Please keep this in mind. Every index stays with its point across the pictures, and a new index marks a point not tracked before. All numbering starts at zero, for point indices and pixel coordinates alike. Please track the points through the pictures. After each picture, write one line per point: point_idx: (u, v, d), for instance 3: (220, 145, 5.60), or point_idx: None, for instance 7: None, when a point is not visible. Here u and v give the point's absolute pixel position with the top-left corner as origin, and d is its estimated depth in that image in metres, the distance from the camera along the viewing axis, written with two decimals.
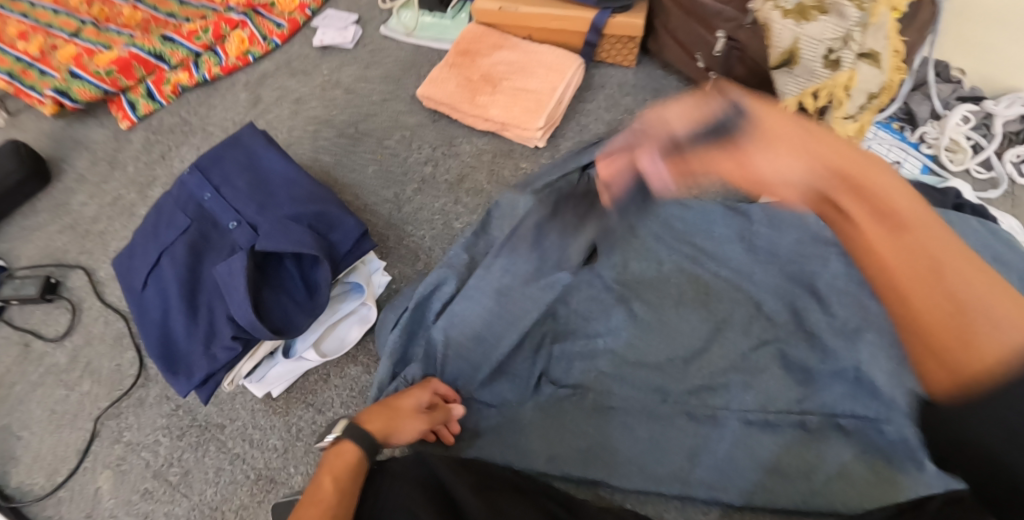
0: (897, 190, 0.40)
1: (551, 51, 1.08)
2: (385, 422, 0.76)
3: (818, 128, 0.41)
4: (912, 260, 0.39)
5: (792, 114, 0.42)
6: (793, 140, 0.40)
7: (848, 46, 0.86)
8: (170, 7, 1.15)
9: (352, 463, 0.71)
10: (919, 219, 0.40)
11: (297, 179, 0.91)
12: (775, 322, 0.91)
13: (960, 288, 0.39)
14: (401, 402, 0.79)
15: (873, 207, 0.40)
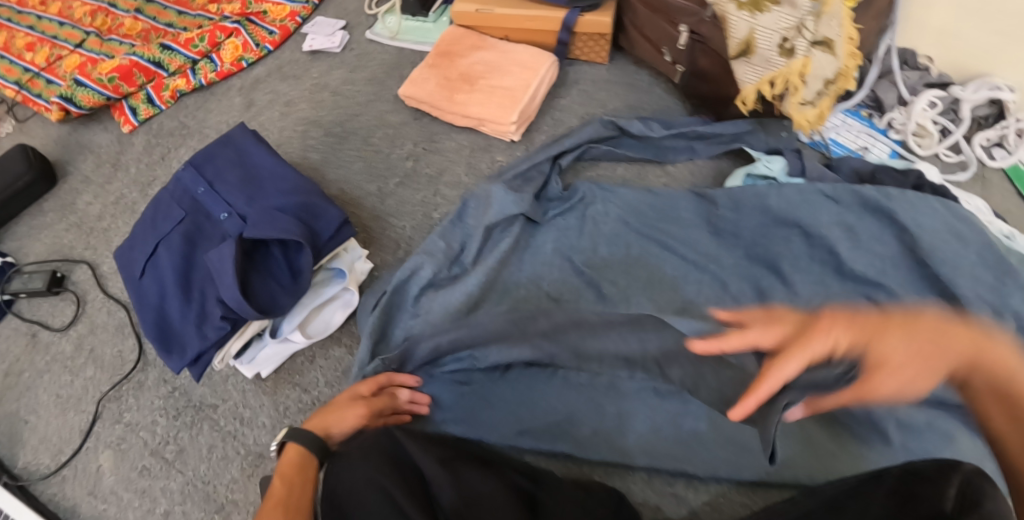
0: (1020, 375, 0.48)
1: (526, 50, 1.13)
2: (323, 417, 0.81)
3: (923, 334, 0.51)
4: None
5: (893, 329, 0.52)
6: (906, 358, 0.51)
7: (801, 35, 0.91)
8: (169, 18, 1.27)
9: (297, 460, 0.77)
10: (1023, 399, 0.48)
11: (283, 171, 0.96)
12: (742, 300, 0.94)
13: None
14: (340, 396, 0.84)
15: (1003, 402, 0.49)
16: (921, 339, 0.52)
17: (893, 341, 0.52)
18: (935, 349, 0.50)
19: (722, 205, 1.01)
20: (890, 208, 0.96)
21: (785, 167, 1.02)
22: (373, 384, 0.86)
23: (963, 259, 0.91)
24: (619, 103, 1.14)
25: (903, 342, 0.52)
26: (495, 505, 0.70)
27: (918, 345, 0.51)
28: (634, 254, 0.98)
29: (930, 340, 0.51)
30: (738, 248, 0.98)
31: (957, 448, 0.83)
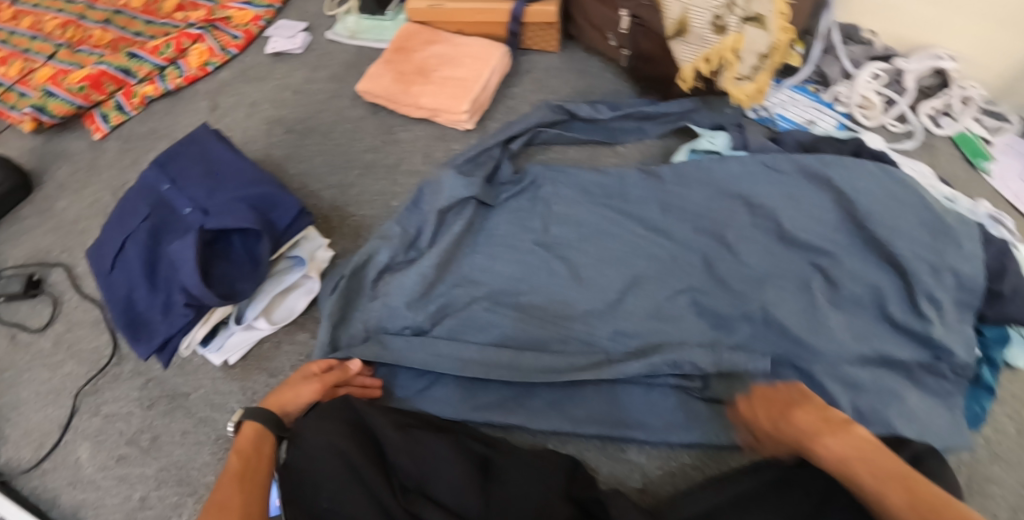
0: (872, 463, 0.62)
1: (477, 42, 1.17)
2: (278, 396, 0.85)
3: (816, 435, 0.68)
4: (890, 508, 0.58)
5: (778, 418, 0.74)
6: (783, 433, 0.72)
7: (732, 12, 0.96)
8: (137, 27, 1.31)
9: (250, 434, 0.80)
10: (885, 480, 0.60)
11: (243, 166, 1.00)
12: (689, 271, 0.97)
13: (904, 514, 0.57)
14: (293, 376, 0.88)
15: (871, 482, 0.61)
16: (793, 417, 0.72)
17: (771, 414, 0.75)
18: (805, 438, 0.69)
19: (668, 180, 1.05)
20: (827, 174, 1.00)
21: (728, 140, 1.06)
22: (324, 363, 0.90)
23: (899, 220, 0.95)
24: (570, 89, 1.18)
25: (784, 419, 0.73)
26: (448, 470, 0.76)
27: (788, 424, 0.72)
28: (585, 230, 1.02)
29: (793, 420, 0.72)
30: (686, 221, 1.01)
31: (902, 401, 0.87)
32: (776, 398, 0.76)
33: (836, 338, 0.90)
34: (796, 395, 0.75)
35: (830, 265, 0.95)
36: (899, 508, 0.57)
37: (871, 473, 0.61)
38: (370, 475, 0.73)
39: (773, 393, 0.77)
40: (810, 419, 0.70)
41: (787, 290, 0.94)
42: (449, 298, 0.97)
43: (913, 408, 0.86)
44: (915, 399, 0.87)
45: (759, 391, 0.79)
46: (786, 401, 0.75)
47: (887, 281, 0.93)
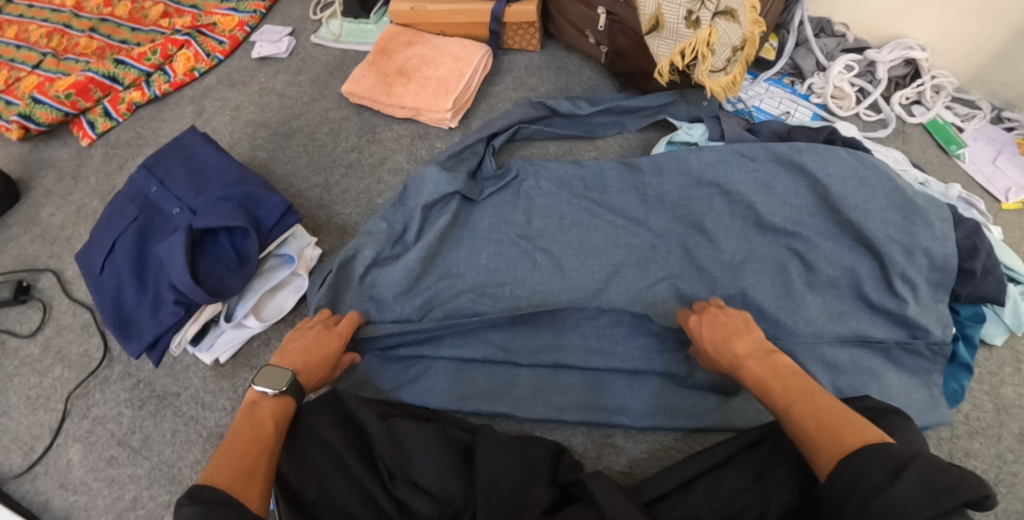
0: (792, 376, 0.73)
1: (458, 42, 1.19)
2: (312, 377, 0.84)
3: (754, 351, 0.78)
4: (799, 407, 0.69)
5: (723, 329, 0.83)
6: (720, 346, 0.82)
7: (704, 6, 0.97)
8: (123, 35, 1.33)
9: (288, 413, 0.79)
10: (799, 391, 0.70)
11: (228, 165, 1.02)
12: (669, 259, 1.00)
13: (808, 412, 0.67)
14: (324, 352, 0.87)
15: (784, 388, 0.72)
16: (731, 339, 0.81)
17: (714, 332, 0.83)
18: (736, 358, 0.79)
19: (647, 170, 1.07)
20: (801, 161, 1.01)
21: (705, 132, 1.08)
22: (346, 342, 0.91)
23: (872, 203, 0.97)
24: (550, 86, 1.21)
25: (723, 340, 0.82)
26: (429, 454, 0.77)
27: (726, 346, 0.81)
28: (567, 222, 1.04)
29: (731, 342, 0.81)
30: (665, 211, 1.04)
31: (878, 379, 0.91)
32: (721, 321, 0.84)
33: (811, 318, 0.93)
34: (742, 322, 0.84)
35: (806, 249, 0.97)
36: (804, 410, 0.68)
37: (784, 389, 0.72)
38: (352, 461, 0.75)
39: (720, 314, 0.85)
40: (747, 346, 0.80)
41: (765, 275, 0.97)
42: (434, 292, 0.98)
43: (890, 385, 0.91)
44: (891, 377, 0.91)
45: (710, 313, 0.86)
46: (729, 324, 0.83)
47: (861, 263, 0.96)
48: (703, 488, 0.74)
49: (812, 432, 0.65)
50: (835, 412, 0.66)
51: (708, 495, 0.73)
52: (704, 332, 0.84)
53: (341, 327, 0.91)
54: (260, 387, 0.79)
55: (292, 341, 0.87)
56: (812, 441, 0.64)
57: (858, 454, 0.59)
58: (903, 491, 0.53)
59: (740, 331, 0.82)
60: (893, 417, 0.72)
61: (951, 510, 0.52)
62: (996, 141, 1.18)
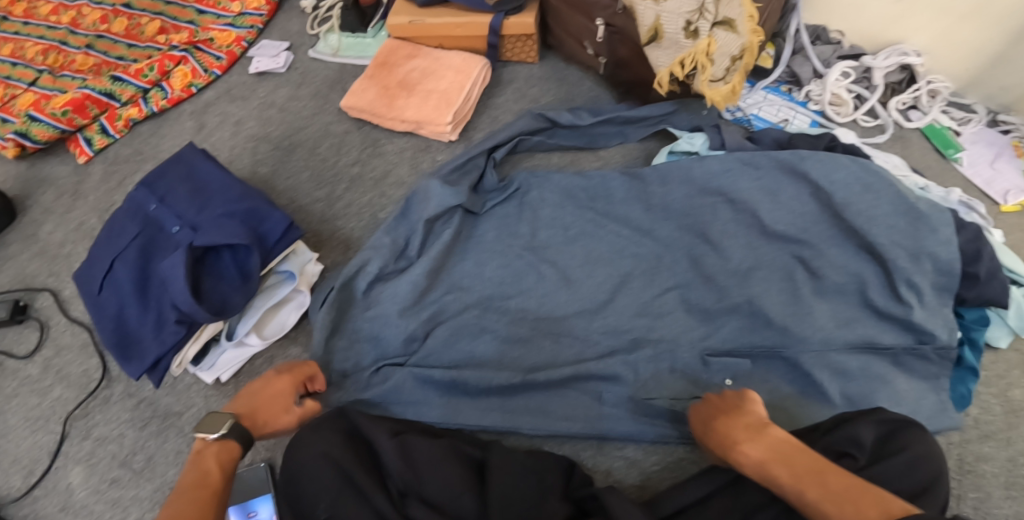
0: (795, 452, 0.69)
1: (457, 55, 1.20)
2: (258, 419, 0.82)
3: (751, 432, 0.74)
4: (813, 488, 0.65)
5: (722, 414, 0.79)
6: (717, 430, 0.78)
7: (703, 17, 0.97)
8: (120, 52, 1.32)
9: (234, 457, 0.78)
10: (807, 470, 0.66)
11: (230, 181, 1.01)
12: (675, 269, 1.01)
13: (821, 494, 0.64)
14: (272, 394, 0.84)
15: (789, 468, 0.68)
16: (728, 420, 0.77)
17: (710, 417, 0.81)
18: (731, 440, 0.75)
19: (650, 180, 1.07)
20: (803, 169, 1.01)
21: (706, 141, 1.08)
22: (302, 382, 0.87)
23: (876, 208, 0.97)
24: (550, 98, 1.21)
25: (718, 423, 0.78)
26: (439, 469, 0.77)
27: (720, 429, 0.77)
28: (572, 233, 1.04)
29: (728, 426, 0.76)
30: (669, 220, 1.04)
31: (889, 385, 0.92)
32: (716, 408, 0.80)
33: (818, 325, 0.94)
34: (737, 399, 0.80)
35: (812, 256, 0.98)
36: (818, 491, 0.64)
37: (787, 469, 0.68)
38: (361, 478, 0.74)
39: (714, 399, 0.82)
40: (743, 424, 0.76)
41: (772, 282, 0.98)
42: (440, 306, 0.97)
43: (900, 390, 0.92)
44: (901, 383, 0.92)
45: (708, 400, 0.83)
46: (725, 406, 0.80)
47: (867, 269, 0.96)
48: (721, 504, 0.75)
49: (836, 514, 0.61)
50: (856, 492, 0.62)
51: (726, 510, 0.74)
52: (702, 420, 0.82)
53: (294, 367, 0.87)
54: (200, 434, 0.77)
55: (242, 388, 0.85)
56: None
57: None
58: None
59: (737, 411, 0.78)
60: (909, 426, 0.76)
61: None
62: (995, 144, 1.19)
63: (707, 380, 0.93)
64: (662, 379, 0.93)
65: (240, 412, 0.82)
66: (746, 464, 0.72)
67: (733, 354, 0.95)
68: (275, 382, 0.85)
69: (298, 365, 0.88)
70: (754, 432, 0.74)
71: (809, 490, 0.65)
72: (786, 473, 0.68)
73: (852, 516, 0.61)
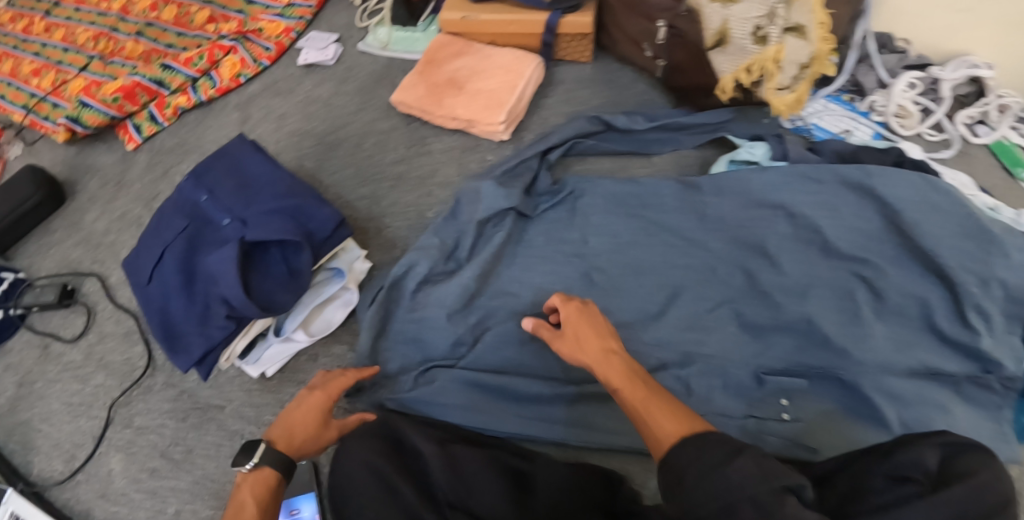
0: (640, 376, 0.76)
1: (510, 53, 1.17)
2: (296, 437, 0.80)
3: (612, 351, 0.80)
4: (653, 401, 0.72)
5: (587, 327, 0.83)
6: (580, 342, 0.82)
7: (773, 22, 0.94)
8: (169, 39, 1.31)
9: (273, 485, 0.76)
10: (650, 390, 0.74)
11: (279, 176, 1.00)
12: (729, 283, 0.98)
13: (657, 408, 0.71)
14: (308, 413, 0.81)
15: (636, 385, 0.75)
16: (594, 339, 0.81)
17: (576, 326, 0.84)
18: (593, 354, 0.80)
19: (706, 190, 1.04)
20: (869, 186, 0.97)
21: (767, 151, 1.05)
22: (337, 396, 0.84)
23: (944, 229, 0.93)
24: (601, 100, 1.18)
25: (585, 337, 0.82)
26: (484, 480, 0.75)
27: (584, 341, 0.82)
28: (622, 241, 1.01)
29: (587, 342, 0.81)
30: (723, 232, 1.01)
31: (950, 415, 0.88)
32: (577, 323, 0.84)
33: (877, 348, 0.90)
34: (602, 322, 0.85)
35: (875, 276, 0.94)
36: (657, 405, 0.71)
37: (636, 385, 0.75)
38: (404, 486, 0.73)
39: (584, 310, 0.86)
40: (604, 343, 0.81)
41: (830, 302, 0.94)
42: (488, 310, 0.96)
43: (962, 422, 0.87)
44: (962, 413, 0.88)
45: (582, 310, 0.86)
46: (592, 321, 0.84)
47: (932, 292, 0.92)
48: None
49: (665, 422, 0.69)
50: (684, 412, 0.70)
51: None
52: (569, 326, 0.84)
53: (327, 381, 0.85)
54: (238, 465, 0.76)
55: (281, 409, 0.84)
56: (666, 434, 0.67)
57: (711, 440, 0.64)
58: (741, 468, 0.60)
59: (601, 330, 0.82)
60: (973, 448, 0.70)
61: (778, 492, 0.58)
62: None
63: (759, 400, 0.92)
64: (712, 397, 0.91)
65: (277, 435, 0.80)
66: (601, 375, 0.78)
67: (787, 375, 0.92)
68: (310, 398, 0.83)
69: (332, 379, 0.86)
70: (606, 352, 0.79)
71: (647, 402, 0.72)
72: (632, 387, 0.74)
73: (675, 424, 0.68)
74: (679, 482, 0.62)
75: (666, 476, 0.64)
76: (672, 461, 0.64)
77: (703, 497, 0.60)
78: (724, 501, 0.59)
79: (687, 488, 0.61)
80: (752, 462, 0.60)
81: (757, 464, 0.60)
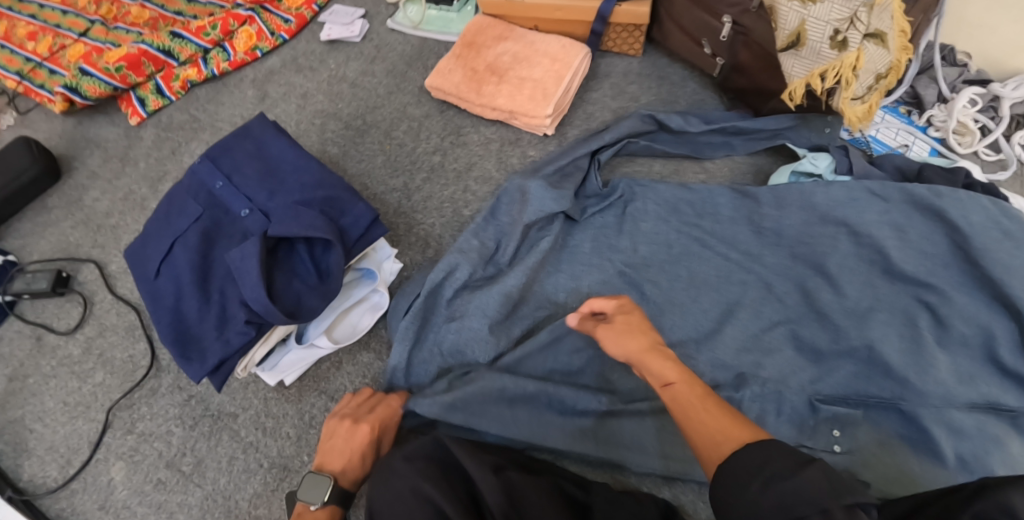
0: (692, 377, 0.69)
1: (557, 41, 1.08)
2: (352, 469, 0.79)
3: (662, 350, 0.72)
4: (707, 405, 0.64)
5: (635, 322, 0.76)
6: (626, 337, 0.75)
7: (854, 27, 0.87)
8: (178, 7, 1.20)
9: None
10: (704, 393, 0.66)
11: (306, 163, 0.91)
12: (787, 302, 0.92)
13: (711, 412, 0.63)
14: (359, 447, 0.80)
15: (688, 386, 0.67)
16: (642, 335, 0.74)
17: (624, 321, 0.77)
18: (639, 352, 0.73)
19: (765, 202, 0.98)
20: (940, 207, 0.92)
21: (832, 164, 0.99)
22: (383, 424, 0.82)
23: (1016, 258, 0.87)
24: (651, 97, 1.12)
25: (632, 332, 0.75)
26: (545, 510, 0.69)
27: (631, 336, 0.75)
28: (674, 252, 0.96)
29: (638, 335, 0.74)
30: (782, 248, 0.95)
31: (1005, 449, 0.80)
32: (630, 314, 0.78)
33: (942, 381, 0.84)
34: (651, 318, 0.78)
35: (940, 303, 0.88)
36: (710, 410, 0.63)
37: (688, 386, 0.67)
38: (453, 511, 0.67)
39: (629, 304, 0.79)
40: (653, 341, 0.73)
41: (894, 328, 0.88)
42: (532, 322, 0.90)
43: (1016, 456, 0.80)
44: (1019, 447, 0.80)
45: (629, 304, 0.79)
46: (640, 317, 0.77)
47: (997, 322, 0.86)
48: None
49: (722, 429, 0.61)
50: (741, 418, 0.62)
51: None
52: (615, 321, 0.77)
53: (373, 412, 0.82)
54: (302, 505, 0.76)
55: (325, 442, 0.81)
56: (722, 443, 0.60)
57: (776, 448, 0.55)
58: (807, 479, 0.51)
59: (648, 328, 0.76)
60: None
61: (849, 507, 0.49)
62: None
63: (815, 428, 0.85)
64: (766, 422, 0.85)
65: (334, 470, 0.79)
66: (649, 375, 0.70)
67: (846, 404, 0.86)
68: (359, 431, 0.80)
69: (375, 409, 0.83)
70: (660, 349, 0.72)
71: (700, 407, 0.64)
72: (684, 390, 0.67)
73: (732, 430, 0.60)
74: (740, 493, 0.54)
75: (721, 481, 0.57)
76: (731, 466, 0.56)
77: (763, 506, 0.52)
78: (790, 511, 0.50)
79: (745, 496, 0.53)
80: (822, 472, 0.52)
81: (827, 474, 0.51)
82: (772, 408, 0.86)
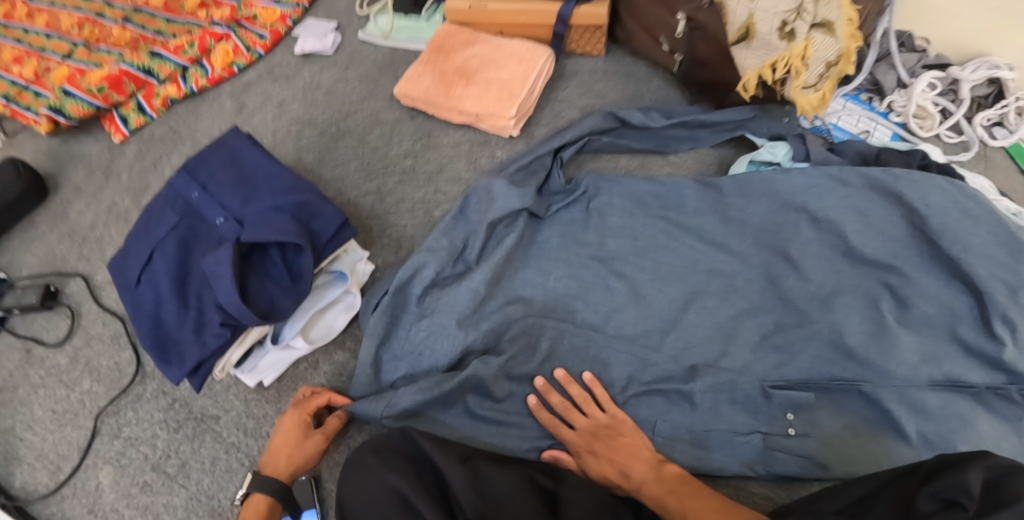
0: (679, 479, 0.77)
1: (522, 44, 1.12)
2: (279, 456, 0.83)
3: (635, 461, 0.80)
4: (696, 500, 0.74)
5: (601, 441, 0.82)
6: (601, 460, 0.81)
7: (801, 17, 0.91)
8: (158, 26, 1.24)
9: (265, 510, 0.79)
10: (689, 491, 0.75)
11: (279, 171, 0.94)
12: (752, 289, 0.94)
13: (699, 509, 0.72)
14: (285, 431, 0.84)
15: (676, 489, 0.76)
16: (615, 452, 0.81)
17: (592, 444, 0.82)
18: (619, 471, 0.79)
19: (729, 193, 1.01)
20: (898, 190, 0.94)
21: (790, 151, 1.02)
22: (311, 408, 0.86)
23: (976, 238, 0.89)
24: (618, 94, 1.14)
25: (607, 453, 0.81)
26: (510, 494, 0.72)
27: (604, 456, 0.81)
28: (641, 244, 0.98)
29: (613, 456, 0.80)
30: (746, 235, 0.97)
31: (971, 427, 0.82)
32: (599, 429, 0.83)
33: (905, 361, 0.85)
34: (617, 425, 0.83)
35: (901, 284, 0.90)
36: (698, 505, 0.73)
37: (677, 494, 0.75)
38: (425, 511, 0.68)
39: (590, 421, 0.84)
40: (629, 455, 0.80)
41: (857, 310, 0.90)
42: (503, 317, 0.92)
43: (982, 433, 0.82)
44: (985, 424, 0.82)
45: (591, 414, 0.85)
46: (609, 434, 0.83)
47: (959, 300, 0.88)
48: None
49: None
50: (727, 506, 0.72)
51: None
52: (582, 445, 0.82)
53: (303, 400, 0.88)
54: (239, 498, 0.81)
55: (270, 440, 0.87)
56: None
57: None
58: None
59: (614, 441, 0.82)
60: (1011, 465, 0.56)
61: None
62: None
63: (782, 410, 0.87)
64: (720, 411, 0.87)
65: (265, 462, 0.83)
66: (636, 490, 0.78)
67: (811, 386, 0.87)
68: (285, 417, 0.86)
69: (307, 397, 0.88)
70: (640, 462, 0.80)
71: (689, 505, 0.73)
72: (671, 493, 0.75)
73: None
74: None
75: None
76: None
77: None
78: None
79: None
80: None
81: None
82: (739, 393, 0.87)
